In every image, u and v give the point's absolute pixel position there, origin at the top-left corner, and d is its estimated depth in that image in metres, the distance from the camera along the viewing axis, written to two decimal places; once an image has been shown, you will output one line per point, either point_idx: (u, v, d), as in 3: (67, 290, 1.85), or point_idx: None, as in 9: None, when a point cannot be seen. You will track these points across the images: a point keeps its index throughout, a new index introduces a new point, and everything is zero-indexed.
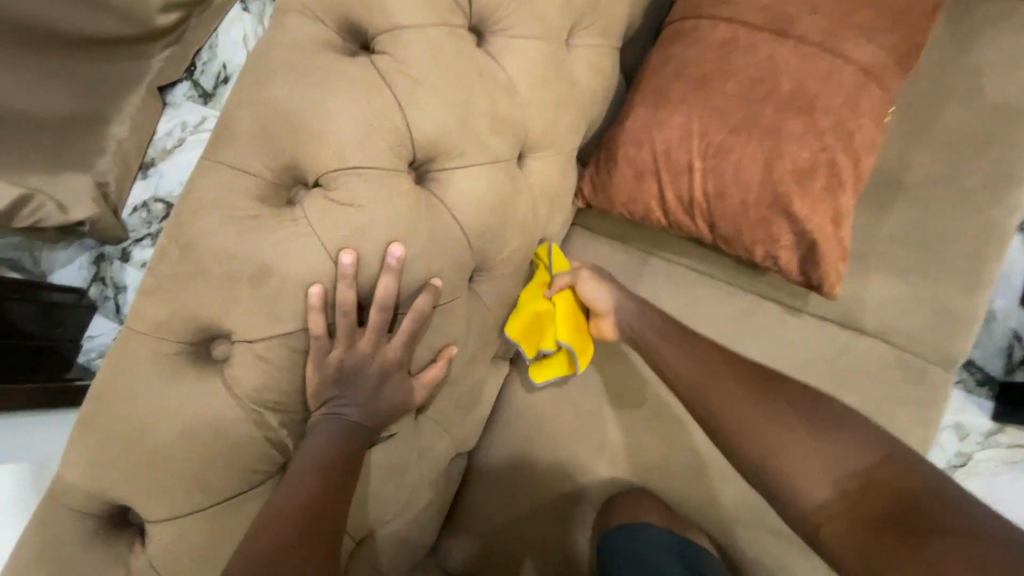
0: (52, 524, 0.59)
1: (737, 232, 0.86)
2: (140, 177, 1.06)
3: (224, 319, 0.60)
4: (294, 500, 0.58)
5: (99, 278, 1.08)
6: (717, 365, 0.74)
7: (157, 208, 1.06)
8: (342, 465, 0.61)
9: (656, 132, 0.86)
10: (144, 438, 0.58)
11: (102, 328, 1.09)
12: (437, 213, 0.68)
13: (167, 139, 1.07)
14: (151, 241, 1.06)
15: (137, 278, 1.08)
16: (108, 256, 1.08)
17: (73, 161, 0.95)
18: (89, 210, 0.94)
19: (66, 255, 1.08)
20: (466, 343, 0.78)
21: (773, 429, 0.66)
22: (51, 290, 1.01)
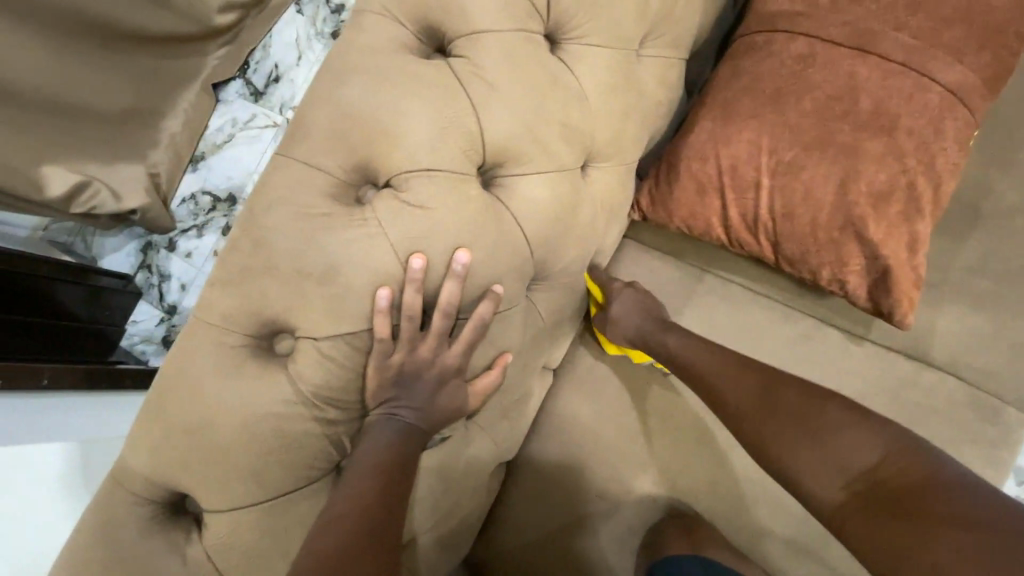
0: (108, 508, 0.59)
1: (802, 254, 0.83)
2: (191, 170, 1.09)
3: (291, 315, 0.60)
4: (351, 504, 0.58)
5: (145, 265, 1.12)
6: (730, 375, 0.75)
7: (204, 200, 1.08)
8: (400, 468, 0.61)
9: (723, 147, 0.84)
10: (203, 428, 0.58)
11: (145, 314, 1.11)
12: (503, 219, 0.67)
13: (217, 134, 1.10)
14: (196, 232, 1.09)
15: (181, 268, 1.10)
16: (155, 244, 1.11)
17: (124, 152, 0.99)
18: (140, 199, 0.98)
19: (116, 242, 1.14)
20: (520, 352, 0.77)
21: (781, 438, 0.67)
22: (101, 275, 1.06)
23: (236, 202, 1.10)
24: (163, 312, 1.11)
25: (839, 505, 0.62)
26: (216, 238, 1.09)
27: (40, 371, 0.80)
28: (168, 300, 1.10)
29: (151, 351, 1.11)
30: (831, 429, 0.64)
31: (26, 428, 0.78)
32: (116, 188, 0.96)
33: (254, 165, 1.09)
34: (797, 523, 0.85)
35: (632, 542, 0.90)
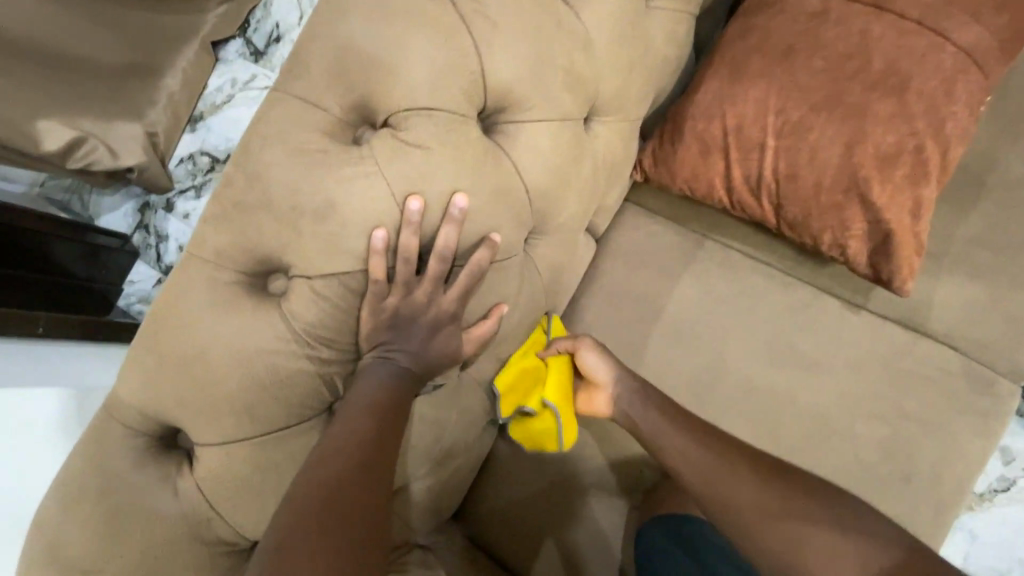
0: (100, 437, 0.59)
1: (805, 217, 0.82)
2: (188, 130, 1.03)
3: (286, 253, 0.60)
4: (349, 439, 0.58)
5: (143, 226, 1.06)
6: (731, 463, 0.70)
7: (202, 160, 1.03)
8: (393, 409, 0.61)
9: (729, 106, 0.83)
10: (196, 362, 0.58)
11: (143, 275, 1.09)
12: (503, 165, 0.66)
13: (216, 94, 1.03)
14: (194, 193, 1.03)
15: (179, 230, 1.05)
16: (153, 205, 1.05)
17: (121, 109, 0.93)
18: (138, 157, 0.94)
19: (113, 201, 1.08)
20: (516, 305, 0.77)
21: (791, 526, 0.64)
22: (99, 235, 1.03)
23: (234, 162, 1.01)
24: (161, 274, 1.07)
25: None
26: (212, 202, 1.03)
27: (35, 320, 0.80)
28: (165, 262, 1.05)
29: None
30: (846, 521, 0.63)
31: (19, 371, 0.79)
32: (112, 144, 0.92)
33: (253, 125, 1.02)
34: None
35: (621, 500, 0.91)
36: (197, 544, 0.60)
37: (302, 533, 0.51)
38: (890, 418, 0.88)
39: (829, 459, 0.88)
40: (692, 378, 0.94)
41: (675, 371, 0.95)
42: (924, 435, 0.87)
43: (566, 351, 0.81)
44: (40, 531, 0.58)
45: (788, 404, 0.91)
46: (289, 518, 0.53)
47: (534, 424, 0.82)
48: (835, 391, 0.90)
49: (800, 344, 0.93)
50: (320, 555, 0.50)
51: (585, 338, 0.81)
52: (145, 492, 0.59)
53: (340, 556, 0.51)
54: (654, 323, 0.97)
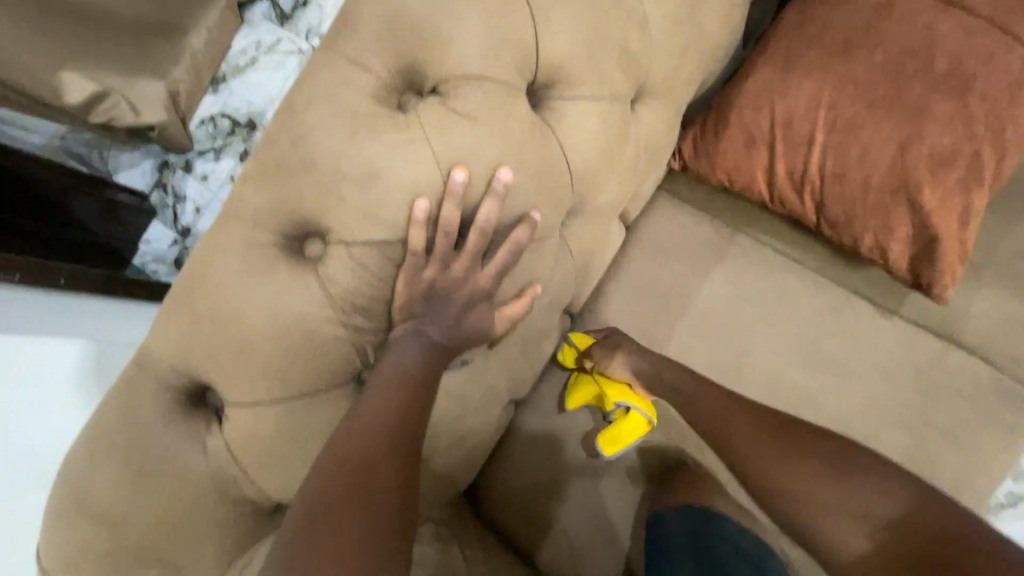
0: (125, 391, 0.58)
1: (848, 217, 0.79)
2: (210, 92, 1.04)
3: (324, 217, 0.58)
4: (382, 414, 0.58)
5: (161, 185, 1.09)
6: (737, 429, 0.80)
7: (224, 123, 1.05)
8: (422, 384, 0.61)
9: (779, 97, 0.80)
10: (229, 321, 0.57)
11: (159, 234, 1.10)
12: (549, 143, 0.65)
13: (240, 56, 1.05)
14: (214, 154, 1.06)
15: (196, 190, 1.07)
16: (172, 163, 1.08)
17: (146, 67, 0.91)
18: (159, 116, 0.94)
19: (133, 157, 1.09)
20: (548, 288, 0.76)
21: (795, 476, 0.75)
22: (119, 191, 1.05)
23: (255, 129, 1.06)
24: (177, 233, 1.10)
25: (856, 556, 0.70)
26: (233, 163, 1.06)
27: (56, 271, 0.79)
28: (181, 221, 1.08)
29: (164, 272, 1.10)
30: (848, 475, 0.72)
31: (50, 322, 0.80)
32: (133, 102, 0.91)
33: (275, 90, 1.05)
34: None
35: (634, 490, 0.90)
36: (222, 502, 0.60)
37: (327, 513, 0.51)
38: (916, 429, 0.87)
39: None
40: (716, 374, 0.93)
41: (699, 366, 0.94)
42: (949, 446, 0.86)
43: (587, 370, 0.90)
44: (64, 481, 0.58)
45: (813, 407, 0.90)
46: (319, 472, 0.54)
47: (617, 433, 0.86)
48: (862, 397, 0.89)
49: (828, 345, 0.91)
50: (347, 533, 0.50)
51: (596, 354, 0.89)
52: (172, 448, 0.58)
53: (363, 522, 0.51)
54: (680, 315, 0.96)
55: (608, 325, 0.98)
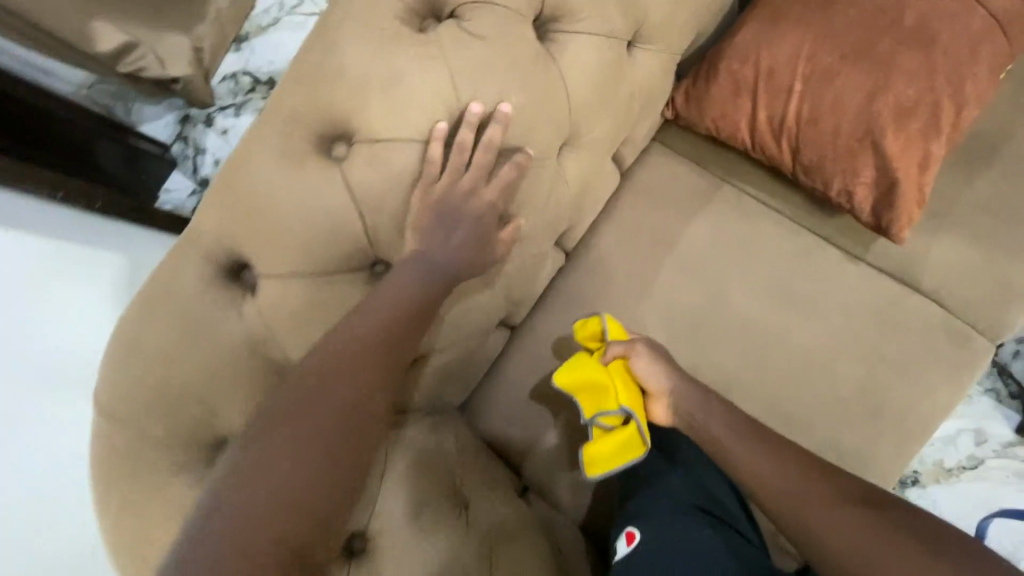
0: (175, 260, 0.68)
1: (819, 162, 0.88)
2: (235, 49, 1.35)
3: (353, 118, 0.67)
4: (371, 330, 0.65)
5: (182, 137, 1.40)
6: (806, 491, 0.74)
7: (244, 80, 1.37)
8: (410, 317, 0.67)
9: (764, 49, 0.89)
10: (266, 203, 0.67)
11: (179, 183, 1.39)
12: (552, 69, 0.74)
13: (264, 17, 1.36)
14: (232, 110, 1.38)
15: (215, 142, 1.38)
16: (193, 119, 1.39)
17: (171, 22, 1.11)
18: (183, 69, 1.15)
19: (154, 112, 1.39)
20: (545, 209, 0.85)
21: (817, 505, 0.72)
22: (140, 140, 1.33)
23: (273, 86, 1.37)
24: (194, 182, 1.39)
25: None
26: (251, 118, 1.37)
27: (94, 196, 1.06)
28: (201, 171, 1.39)
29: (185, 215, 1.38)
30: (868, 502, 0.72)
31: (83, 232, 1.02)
32: (162, 58, 1.12)
33: (292, 50, 1.36)
34: (763, 405, 0.97)
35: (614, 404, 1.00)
36: (255, 360, 0.70)
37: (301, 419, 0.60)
38: (871, 360, 0.96)
39: (812, 391, 0.97)
40: (695, 308, 1.02)
41: (680, 300, 1.03)
42: (901, 378, 0.96)
43: (620, 356, 0.86)
44: (123, 333, 0.68)
45: (781, 340, 0.99)
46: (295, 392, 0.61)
47: (609, 439, 0.82)
48: (826, 332, 0.98)
49: (799, 285, 1.00)
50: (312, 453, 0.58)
51: (639, 344, 0.86)
52: (214, 311, 0.68)
53: (318, 454, 0.58)
54: (666, 254, 1.05)
55: (600, 260, 1.07)
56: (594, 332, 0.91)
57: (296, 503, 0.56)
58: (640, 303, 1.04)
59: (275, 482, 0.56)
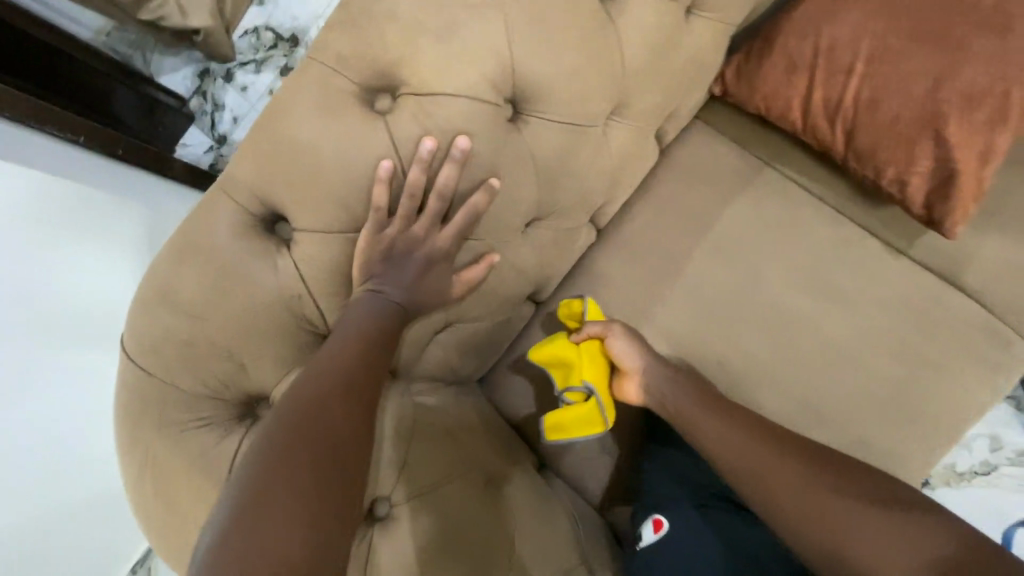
0: (209, 209, 0.66)
1: (874, 147, 0.84)
2: (257, 6, 1.31)
3: (401, 70, 0.65)
4: (338, 367, 0.64)
5: (201, 91, 1.32)
6: (773, 463, 0.72)
7: (267, 36, 1.31)
8: (381, 338, 0.68)
9: (825, 25, 0.84)
10: (306, 154, 0.64)
11: (196, 138, 1.31)
12: (608, 31, 0.71)
13: None
14: (254, 66, 1.31)
15: (234, 99, 1.31)
16: (212, 73, 1.31)
17: None
18: (205, 21, 1.11)
19: (173, 64, 1.32)
20: (588, 181, 0.82)
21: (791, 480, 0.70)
22: (158, 91, 1.23)
23: (297, 43, 1.32)
24: (212, 139, 1.32)
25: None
26: (272, 75, 1.32)
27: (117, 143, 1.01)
28: (220, 127, 1.31)
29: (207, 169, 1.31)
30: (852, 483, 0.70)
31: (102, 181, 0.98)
32: (183, 6, 1.08)
33: (317, 9, 1.31)
34: (789, 397, 0.96)
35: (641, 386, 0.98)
36: (288, 316, 0.68)
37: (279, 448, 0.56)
38: (906, 357, 0.95)
39: (842, 387, 0.95)
40: (728, 294, 1.00)
41: (713, 285, 1.00)
42: (935, 378, 0.94)
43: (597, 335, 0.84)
44: (154, 281, 0.66)
45: (813, 330, 0.97)
46: (269, 435, 0.58)
47: (567, 412, 0.85)
48: (859, 325, 0.97)
49: (835, 277, 0.98)
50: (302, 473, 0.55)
51: (616, 325, 0.84)
52: (246, 264, 0.65)
53: (312, 471, 0.56)
54: (702, 237, 1.02)
55: (632, 240, 1.04)
56: (576, 308, 0.89)
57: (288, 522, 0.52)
58: (671, 285, 1.01)
59: (273, 508, 0.52)
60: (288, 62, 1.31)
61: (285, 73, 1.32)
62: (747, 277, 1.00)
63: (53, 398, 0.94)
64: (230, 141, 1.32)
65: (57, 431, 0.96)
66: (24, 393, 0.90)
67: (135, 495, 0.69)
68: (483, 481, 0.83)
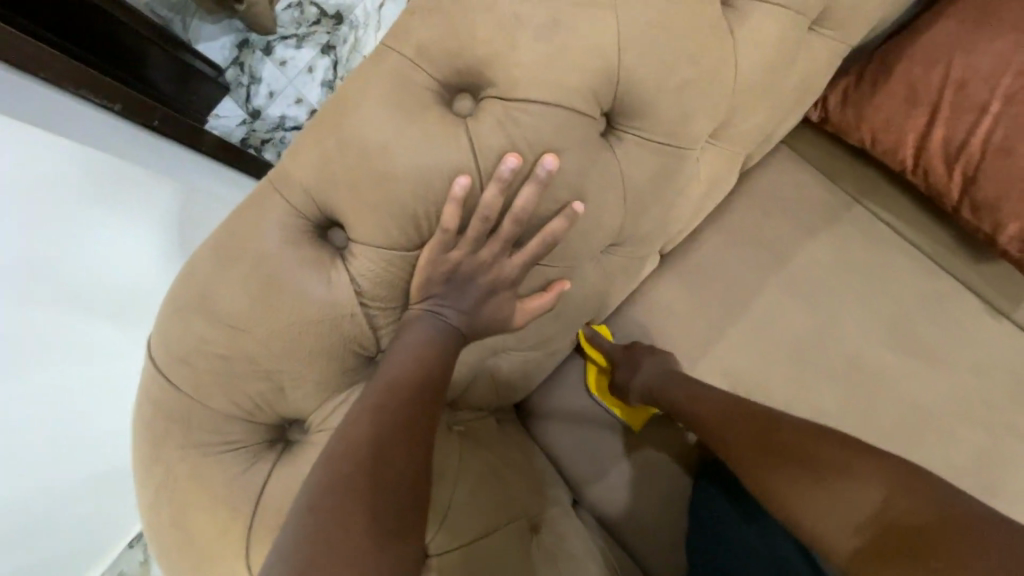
0: (256, 207, 0.58)
1: (999, 199, 0.74)
2: None
3: (491, 69, 0.56)
4: (392, 398, 0.57)
5: (238, 63, 1.23)
6: (745, 445, 0.68)
7: (310, 11, 1.24)
8: (439, 367, 0.60)
9: (959, 55, 0.75)
10: (371, 156, 0.56)
11: (229, 110, 1.22)
12: (726, 40, 0.62)
13: None
14: (294, 41, 1.24)
15: (272, 73, 1.23)
16: (252, 45, 1.23)
17: None
18: None
19: (212, 32, 1.22)
20: (674, 208, 0.73)
21: (758, 464, 0.65)
22: (195, 57, 1.12)
23: (341, 21, 1.24)
24: (245, 113, 1.23)
25: (852, 559, 0.56)
26: (313, 52, 1.24)
27: (152, 112, 0.90)
28: (255, 101, 1.23)
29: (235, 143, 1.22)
30: (831, 466, 0.60)
31: (143, 154, 0.87)
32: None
33: None
34: None
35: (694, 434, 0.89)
36: (335, 335, 0.60)
37: (327, 494, 0.49)
38: (995, 430, 0.86)
39: (923, 455, 0.86)
40: (802, 341, 0.90)
41: (786, 328, 0.91)
42: None
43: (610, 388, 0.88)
44: (189, 281, 0.59)
45: (894, 390, 0.88)
46: (320, 477, 0.51)
47: None
48: (947, 389, 0.88)
49: (921, 332, 0.90)
50: (355, 525, 0.48)
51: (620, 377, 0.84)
52: (295, 275, 0.58)
53: (367, 519, 0.49)
54: (777, 274, 0.93)
55: (699, 270, 0.94)
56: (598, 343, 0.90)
57: (328, 546, 0.47)
58: (740, 323, 0.92)
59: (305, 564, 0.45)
60: (331, 40, 1.24)
61: (327, 51, 1.24)
62: (823, 322, 0.91)
63: (65, 382, 0.88)
64: (264, 116, 1.23)
65: (72, 413, 0.92)
66: (36, 374, 0.84)
67: (148, 515, 0.62)
68: (527, 529, 0.75)
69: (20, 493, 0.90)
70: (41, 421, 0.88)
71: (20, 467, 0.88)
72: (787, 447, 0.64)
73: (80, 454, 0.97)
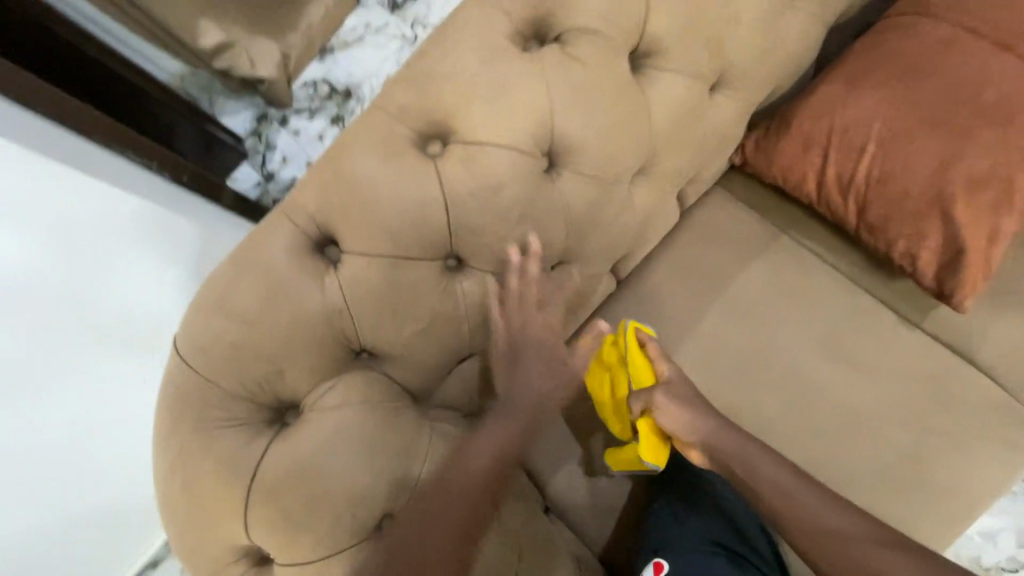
0: (268, 228, 0.73)
1: (885, 221, 0.90)
2: (318, 60, 1.38)
3: (453, 122, 0.73)
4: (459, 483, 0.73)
5: (257, 133, 1.38)
6: (826, 523, 0.76)
7: (322, 88, 1.39)
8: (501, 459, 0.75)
9: (842, 109, 0.92)
10: (361, 187, 0.72)
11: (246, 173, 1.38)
12: (641, 98, 0.80)
13: (350, 33, 1.40)
14: (307, 114, 1.39)
15: (287, 141, 1.39)
16: (269, 118, 1.39)
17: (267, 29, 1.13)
18: (271, 72, 1.16)
19: (234, 107, 1.37)
20: (614, 232, 0.88)
21: (836, 539, 0.76)
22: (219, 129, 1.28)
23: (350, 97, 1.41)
24: (261, 175, 1.39)
25: None
26: (323, 123, 1.40)
27: (181, 169, 1.02)
28: (270, 165, 1.39)
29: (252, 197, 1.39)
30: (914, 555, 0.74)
31: (165, 202, 1.00)
32: (254, 57, 1.14)
33: (373, 66, 1.40)
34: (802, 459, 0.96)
35: None
36: (327, 328, 0.74)
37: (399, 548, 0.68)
38: (920, 429, 0.97)
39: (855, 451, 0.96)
40: (743, 352, 1.02)
41: (729, 342, 1.03)
42: (947, 449, 0.96)
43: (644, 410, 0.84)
44: (212, 288, 0.73)
45: (826, 395, 0.99)
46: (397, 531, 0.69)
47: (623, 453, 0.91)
48: (874, 392, 0.99)
49: (847, 343, 1.02)
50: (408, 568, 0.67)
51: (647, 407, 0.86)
52: (298, 280, 0.72)
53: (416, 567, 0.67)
54: (719, 295, 1.06)
55: (649, 293, 1.06)
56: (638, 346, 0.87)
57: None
58: (688, 337, 1.03)
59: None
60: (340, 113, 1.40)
61: (336, 122, 1.40)
62: (761, 336, 1.03)
63: (92, 404, 1.04)
64: (278, 178, 1.39)
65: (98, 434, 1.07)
66: (56, 396, 0.98)
67: (165, 490, 0.72)
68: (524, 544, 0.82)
69: (52, 500, 1.06)
70: (71, 436, 1.03)
71: (55, 477, 1.04)
72: (863, 527, 0.77)
73: (102, 473, 1.11)
